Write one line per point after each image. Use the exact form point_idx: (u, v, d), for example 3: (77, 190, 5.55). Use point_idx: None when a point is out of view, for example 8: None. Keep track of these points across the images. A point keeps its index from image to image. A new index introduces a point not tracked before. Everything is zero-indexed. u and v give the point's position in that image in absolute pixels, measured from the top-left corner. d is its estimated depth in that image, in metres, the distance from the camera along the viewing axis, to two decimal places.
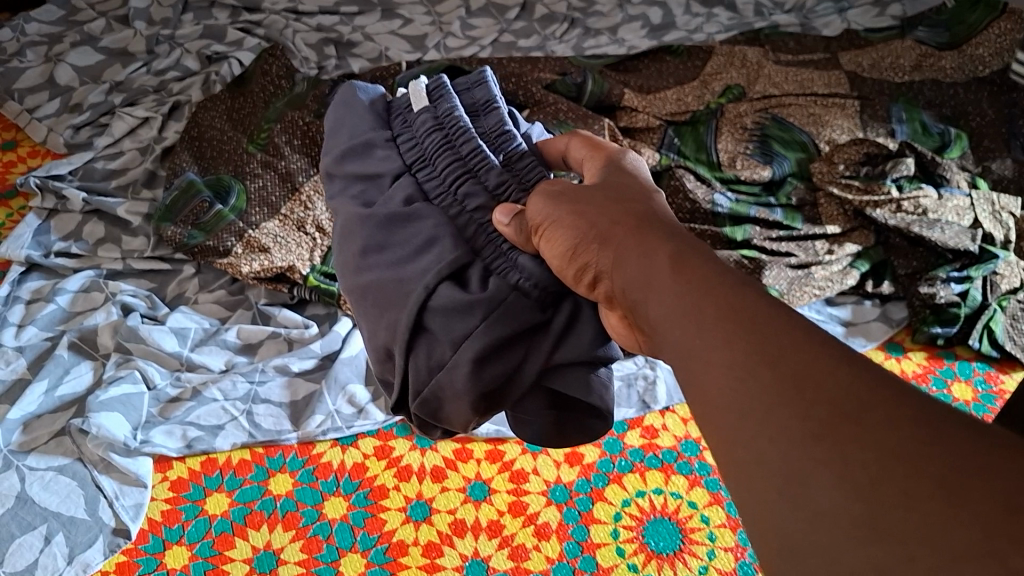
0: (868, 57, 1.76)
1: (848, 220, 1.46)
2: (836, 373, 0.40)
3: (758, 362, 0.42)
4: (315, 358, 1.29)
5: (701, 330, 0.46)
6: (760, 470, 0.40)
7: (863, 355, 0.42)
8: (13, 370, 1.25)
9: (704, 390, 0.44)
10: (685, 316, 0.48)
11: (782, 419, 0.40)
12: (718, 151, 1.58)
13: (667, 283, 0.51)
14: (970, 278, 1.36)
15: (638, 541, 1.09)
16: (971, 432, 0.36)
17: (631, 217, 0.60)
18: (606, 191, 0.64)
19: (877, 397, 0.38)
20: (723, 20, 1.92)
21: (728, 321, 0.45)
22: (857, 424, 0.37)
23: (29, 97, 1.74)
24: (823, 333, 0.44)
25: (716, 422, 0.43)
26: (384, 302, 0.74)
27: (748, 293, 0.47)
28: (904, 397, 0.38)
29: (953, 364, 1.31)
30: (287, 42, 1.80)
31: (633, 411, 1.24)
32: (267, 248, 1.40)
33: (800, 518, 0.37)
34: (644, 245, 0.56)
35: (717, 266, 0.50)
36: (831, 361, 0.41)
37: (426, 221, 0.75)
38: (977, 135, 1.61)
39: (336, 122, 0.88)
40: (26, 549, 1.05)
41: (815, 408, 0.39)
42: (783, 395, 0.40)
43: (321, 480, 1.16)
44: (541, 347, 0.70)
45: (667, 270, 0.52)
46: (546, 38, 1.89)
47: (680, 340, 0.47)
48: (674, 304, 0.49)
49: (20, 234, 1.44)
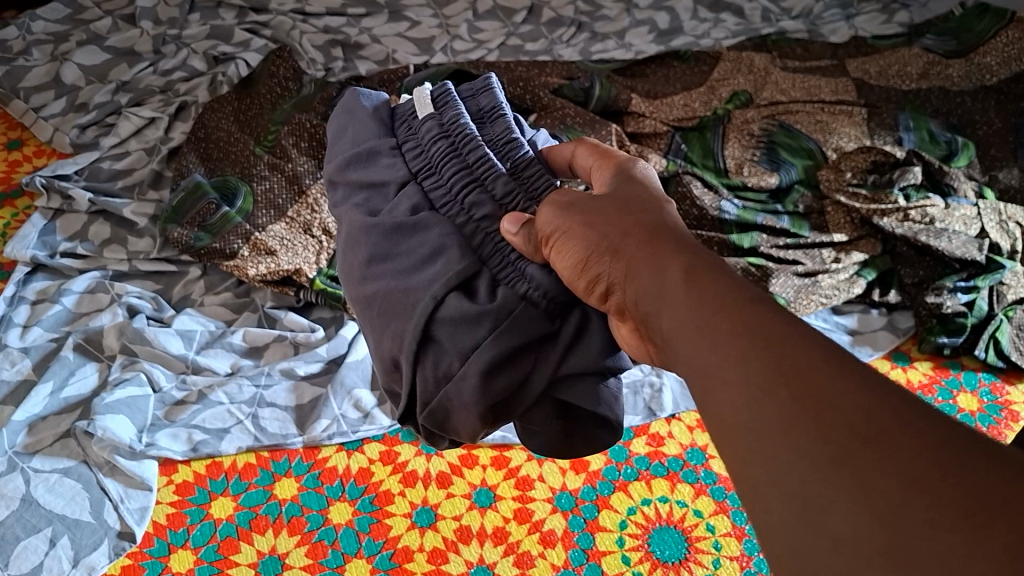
0: (875, 65, 1.76)
1: (855, 228, 1.46)
2: (854, 395, 0.39)
3: (775, 382, 0.42)
4: (321, 362, 1.30)
5: (715, 346, 0.46)
6: (776, 492, 0.39)
7: (879, 373, 0.41)
8: (18, 371, 1.25)
9: (719, 407, 0.44)
10: (699, 332, 0.47)
11: (800, 441, 0.39)
12: (725, 157, 1.58)
13: (680, 297, 0.50)
14: (977, 288, 1.35)
15: (644, 549, 1.09)
16: (992, 458, 0.36)
17: (642, 228, 0.59)
18: (616, 201, 0.64)
19: (897, 420, 0.37)
20: (730, 26, 1.91)
21: (742, 337, 0.45)
22: (876, 448, 0.37)
23: (35, 96, 1.73)
24: (840, 350, 0.43)
25: (733, 442, 0.43)
26: (390, 311, 0.73)
27: (764, 310, 0.46)
28: (924, 420, 0.37)
29: (960, 374, 1.31)
30: (294, 44, 1.80)
31: (638, 419, 1.24)
32: (273, 250, 1.39)
33: (818, 542, 0.36)
34: (656, 259, 0.55)
35: (731, 282, 0.50)
36: (849, 380, 0.40)
37: (432, 231, 0.74)
38: (984, 144, 1.61)
39: (339, 127, 0.88)
40: (31, 552, 1.05)
41: (833, 431, 0.38)
42: (800, 416, 0.40)
43: (326, 485, 1.15)
44: (550, 357, 0.69)
45: (680, 285, 0.51)
46: (553, 41, 1.89)
47: (692, 356, 0.47)
48: (688, 318, 0.49)
49: (26, 234, 1.44)
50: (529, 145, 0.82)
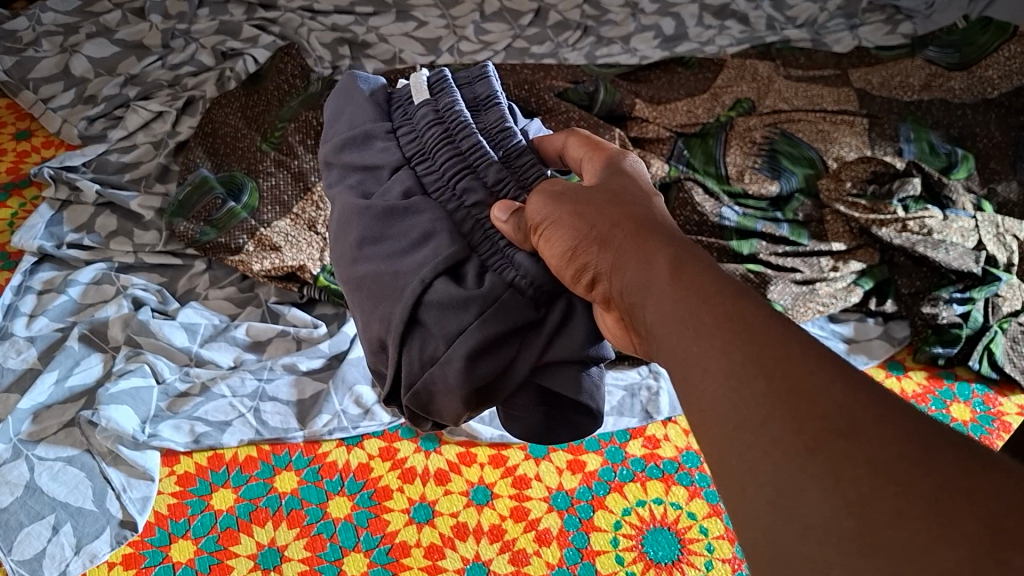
0: (878, 75, 1.78)
1: (853, 237, 1.48)
2: (830, 389, 0.41)
3: (754, 373, 0.43)
4: (324, 358, 1.31)
5: (699, 338, 0.47)
6: (750, 479, 0.41)
7: (859, 372, 0.43)
8: (24, 360, 1.27)
9: (701, 399, 0.46)
10: (682, 324, 0.49)
11: (777, 433, 0.41)
12: (727, 164, 1.60)
13: (666, 288, 0.52)
14: (973, 299, 1.37)
15: (638, 549, 1.11)
16: (959, 451, 0.37)
17: (630, 220, 0.61)
18: (606, 193, 0.65)
19: (869, 413, 0.39)
20: (735, 33, 1.93)
21: (725, 331, 0.46)
22: (849, 440, 0.38)
23: (44, 87, 1.75)
24: (822, 349, 0.44)
25: (712, 433, 0.44)
26: (379, 294, 0.74)
27: (747, 304, 0.48)
28: (896, 414, 0.39)
29: (953, 384, 1.32)
30: (302, 41, 1.81)
31: (636, 420, 1.25)
32: (278, 247, 1.41)
33: (790, 529, 0.38)
34: (643, 251, 0.57)
35: (715, 274, 0.51)
36: (827, 374, 0.42)
37: (423, 215, 0.75)
38: (984, 156, 1.62)
39: (336, 109, 0.89)
40: (34, 538, 1.07)
41: (809, 422, 0.40)
42: (777, 408, 0.41)
43: (325, 479, 1.17)
44: (534, 343, 0.71)
45: (666, 276, 0.53)
46: (558, 45, 1.90)
47: (677, 347, 0.49)
48: (672, 309, 0.50)
49: (34, 224, 1.45)
50: (522, 133, 0.82)
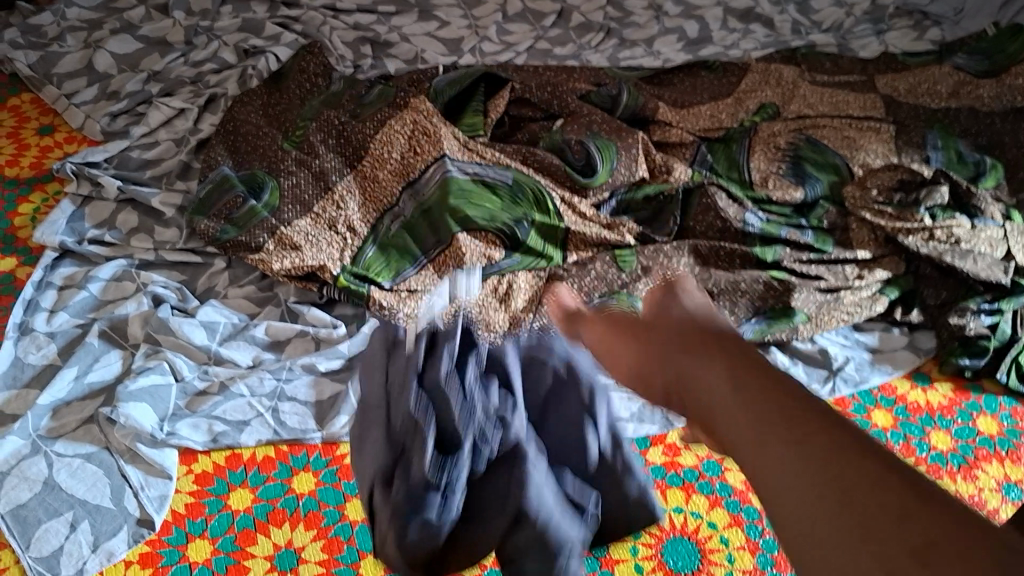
0: (904, 82, 1.75)
1: (878, 246, 1.45)
2: (897, 520, 0.48)
3: (836, 499, 0.51)
4: (342, 359, 1.29)
5: (787, 477, 0.54)
6: None
7: (931, 489, 0.50)
8: (44, 355, 1.28)
9: (784, 519, 0.53)
10: (757, 443, 0.58)
11: (863, 558, 0.47)
12: (750, 169, 1.58)
13: (742, 415, 0.61)
14: (1001, 311, 1.34)
15: (658, 558, 1.10)
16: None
17: (728, 361, 0.68)
18: (684, 332, 0.76)
19: (930, 537, 0.47)
20: (759, 37, 1.90)
21: (808, 467, 0.54)
22: (924, 563, 0.45)
23: (68, 83, 1.76)
24: (900, 479, 0.51)
25: (791, 539, 0.52)
26: (371, 428, 0.85)
27: (838, 432, 0.56)
28: (956, 541, 0.46)
29: (980, 397, 1.30)
30: (324, 40, 1.81)
31: (655, 427, 1.24)
32: (298, 246, 1.39)
33: None
34: (740, 387, 0.63)
35: (801, 402, 0.60)
36: (904, 497, 0.50)
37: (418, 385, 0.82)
38: (1014, 166, 1.59)
39: None
40: (52, 535, 1.07)
41: (887, 548, 0.47)
42: (849, 532, 0.49)
43: (344, 481, 1.16)
44: None
45: (739, 400, 0.62)
46: (581, 46, 1.89)
47: (763, 483, 0.56)
48: (754, 435, 0.59)
49: (56, 220, 1.46)
50: None
